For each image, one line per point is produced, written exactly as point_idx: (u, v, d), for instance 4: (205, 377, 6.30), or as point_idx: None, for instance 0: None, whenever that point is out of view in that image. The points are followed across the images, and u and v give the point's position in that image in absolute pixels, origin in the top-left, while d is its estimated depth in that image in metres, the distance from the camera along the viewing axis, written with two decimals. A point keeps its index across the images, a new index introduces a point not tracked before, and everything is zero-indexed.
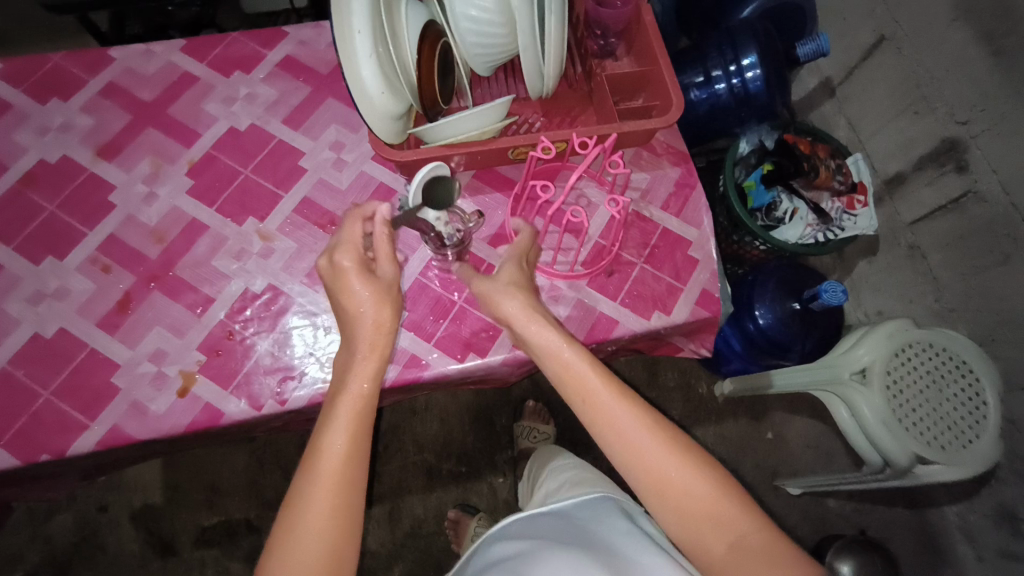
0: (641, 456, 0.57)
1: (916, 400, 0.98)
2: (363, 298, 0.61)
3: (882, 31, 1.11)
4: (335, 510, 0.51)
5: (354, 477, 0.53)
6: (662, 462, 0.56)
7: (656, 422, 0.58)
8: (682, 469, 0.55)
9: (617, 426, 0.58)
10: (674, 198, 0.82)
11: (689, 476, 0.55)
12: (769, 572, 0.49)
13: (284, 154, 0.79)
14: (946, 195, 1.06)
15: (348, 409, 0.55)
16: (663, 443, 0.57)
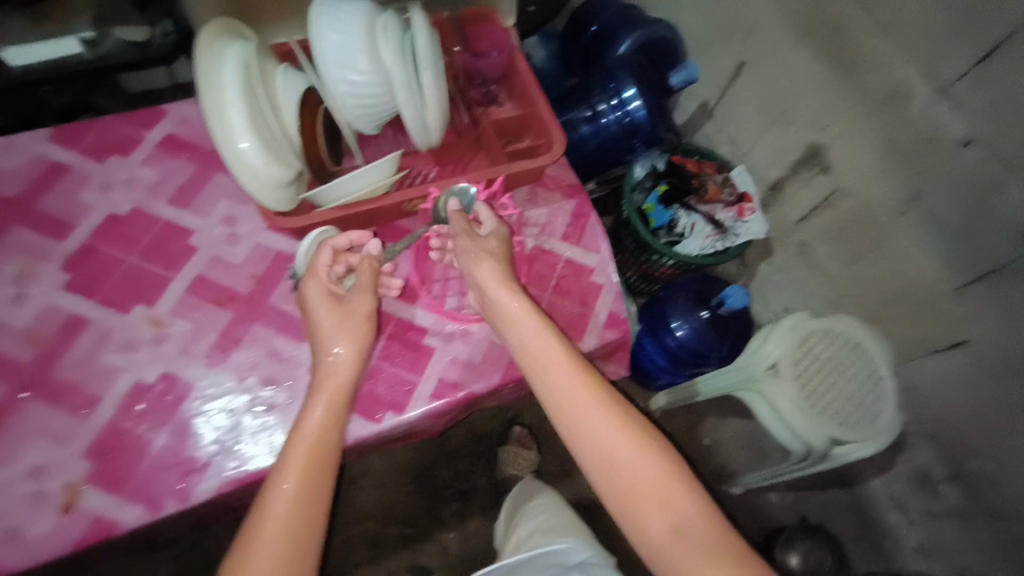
0: (604, 444, 0.64)
1: (823, 386, 1.04)
2: (339, 346, 0.67)
3: (742, 56, 1.24)
4: (291, 551, 0.55)
5: (309, 517, 0.58)
6: (618, 450, 0.63)
7: (624, 416, 0.65)
8: (634, 457, 0.63)
9: (585, 415, 0.66)
10: (572, 228, 0.84)
11: (640, 463, 0.63)
12: (701, 557, 0.56)
13: (172, 235, 0.75)
14: (819, 195, 1.18)
15: (312, 452, 0.61)
16: (628, 433, 0.64)
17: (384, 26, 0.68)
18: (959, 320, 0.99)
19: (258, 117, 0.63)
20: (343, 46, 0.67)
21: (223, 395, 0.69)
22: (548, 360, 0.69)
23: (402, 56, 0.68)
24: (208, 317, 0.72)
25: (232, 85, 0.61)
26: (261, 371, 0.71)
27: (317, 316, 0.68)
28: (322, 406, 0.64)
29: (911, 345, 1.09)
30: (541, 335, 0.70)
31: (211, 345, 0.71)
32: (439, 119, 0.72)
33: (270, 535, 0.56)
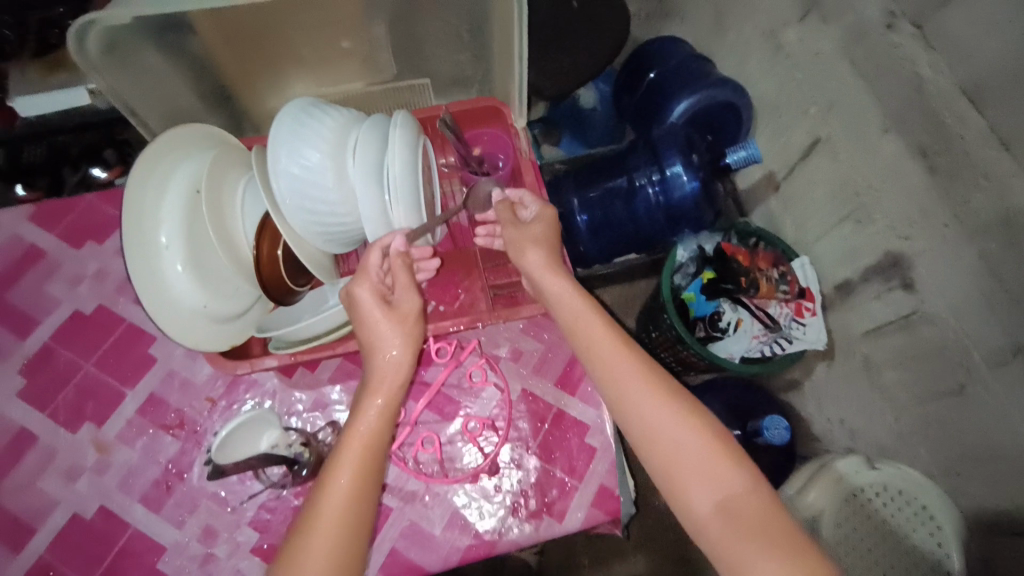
0: (644, 421, 0.62)
1: (869, 556, 0.90)
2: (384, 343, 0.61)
3: (817, 133, 1.04)
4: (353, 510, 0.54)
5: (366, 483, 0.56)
6: (669, 428, 0.61)
7: (667, 393, 0.63)
8: (684, 433, 0.61)
9: (639, 398, 0.63)
10: (572, 372, 0.71)
11: (694, 446, 0.60)
12: (754, 538, 0.55)
13: (131, 341, 0.71)
14: (895, 310, 0.99)
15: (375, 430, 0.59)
16: (672, 409, 0.62)
17: (357, 146, 0.60)
18: None
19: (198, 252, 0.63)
20: (305, 170, 0.58)
21: (163, 537, 0.65)
22: (592, 343, 0.67)
23: (375, 180, 0.59)
24: (159, 444, 0.67)
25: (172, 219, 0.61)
26: (201, 518, 0.65)
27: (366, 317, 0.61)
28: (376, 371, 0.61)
29: (992, 512, 0.88)
30: (586, 315, 0.67)
31: (154, 481, 0.66)
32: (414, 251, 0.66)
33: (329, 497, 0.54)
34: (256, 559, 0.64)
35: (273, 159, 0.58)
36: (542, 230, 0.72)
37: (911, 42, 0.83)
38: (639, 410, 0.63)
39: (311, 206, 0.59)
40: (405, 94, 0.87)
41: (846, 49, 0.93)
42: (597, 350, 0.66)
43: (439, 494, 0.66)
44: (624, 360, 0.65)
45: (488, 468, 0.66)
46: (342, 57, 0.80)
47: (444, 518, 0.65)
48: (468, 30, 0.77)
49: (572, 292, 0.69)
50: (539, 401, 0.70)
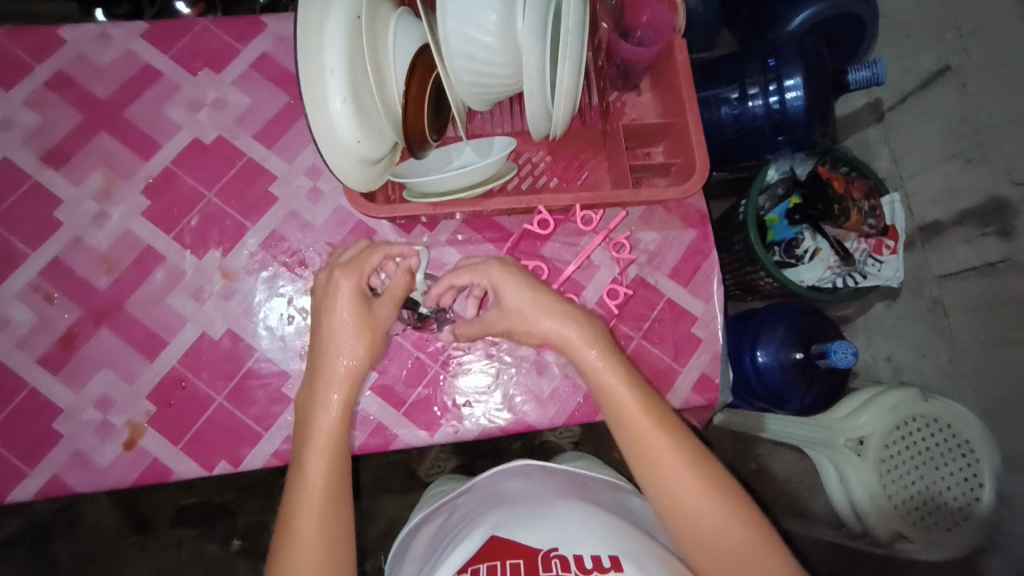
0: (667, 485, 0.56)
1: (906, 479, 0.93)
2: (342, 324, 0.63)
3: (949, 60, 0.99)
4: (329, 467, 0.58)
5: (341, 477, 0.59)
6: (685, 501, 0.55)
7: (694, 461, 0.56)
8: (702, 510, 0.54)
9: (660, 472, 0.56)
10: (687, 263, 0.72)
11: (705, 515, 0.54)
12: None
13: (252, 177, 0.71)
14: (983, 257, 0.98)
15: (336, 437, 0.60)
16: (703, 483, 0.55)
17: None
18: None
19: (360, 82, 0.54)
20: (473, 5, 0.54)
21: (290, 366, 0.68)
22: (621, 399, 0.59)
23: (541, 30, 0.55)
24: (277, 278, 0.69)
25: (335, 45, 0.52)
26: None
27: (336, 308, 0.63)
28: (337, 369, 0.62)
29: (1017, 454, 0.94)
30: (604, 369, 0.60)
31: (280, 316, 0.69)
32: (565, 116, 0.60)
33: (306, 493, 0.57)
34: (376, 397, 0.75)
35: None
36: (518, 290, 0.63)
37: None
38: (647, 473, 0.57)
39: (473, 50, 0.55)
40: None
41: None
42: (623, 409, 0.59)
43: (550, 362, 0.77)
44: (639, 409, 0.59)
45: None
46: None
47: (555, 381, 0.77)
48: None
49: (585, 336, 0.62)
50: (648, 290, 0.71)
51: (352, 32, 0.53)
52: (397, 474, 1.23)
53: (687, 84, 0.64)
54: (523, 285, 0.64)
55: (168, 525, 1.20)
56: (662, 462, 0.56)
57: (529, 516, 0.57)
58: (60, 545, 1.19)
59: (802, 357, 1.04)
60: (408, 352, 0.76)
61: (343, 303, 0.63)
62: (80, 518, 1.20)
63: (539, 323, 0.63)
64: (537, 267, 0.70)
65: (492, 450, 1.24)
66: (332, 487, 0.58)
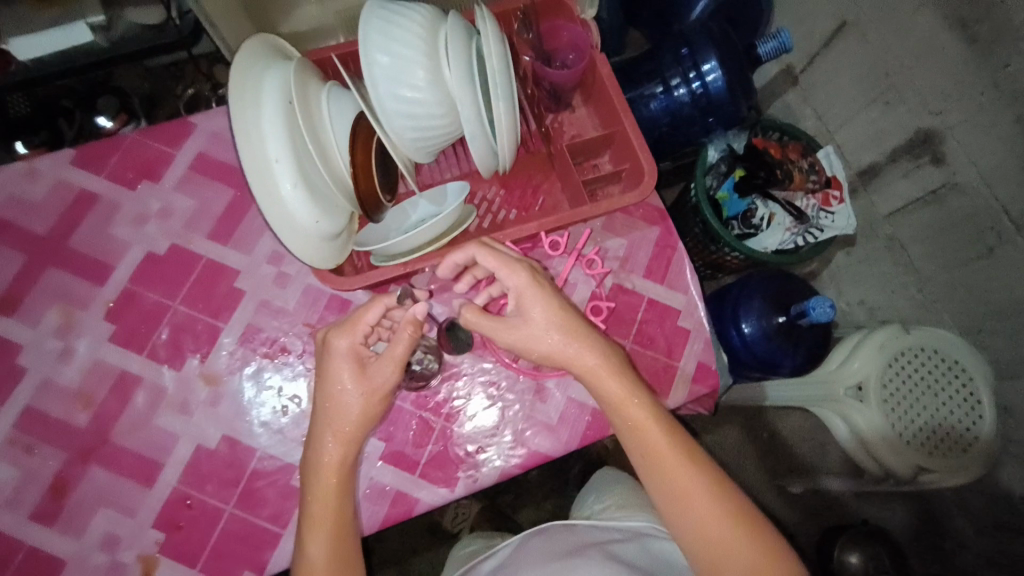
0: (663, 482, 0.61)
1: (912, 414, 0.97)
2: (343, 379, 0.63)
3: (844, 16, 1.05)
4: (338, 536, 0.62)
5: (346, 544, 0.62)
6: (696, 508, 0.59)
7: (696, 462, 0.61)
8: (708, 515, 0.58)
9: (672, 481, 0.60)
10: (656, 260, 0.73)
11: (709, 523, 0.58)
12: None
13: (213, 277, 0.70)
14: (923, 187, 1.03)
15: (332, 508, 0.62)
16: (701, 481, 0.60)
17: (450, 41, 0.56)
18: None
19: (306, 165, 0.55)
20: (400, 67, 0.55)
21: (296, 457, 0.66)
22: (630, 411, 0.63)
23: (470, 77, 0.56)
24: (263, 370, 0.68)
25: (274, 135, 0.52)
26: None
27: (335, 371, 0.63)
28: (335, 443, 0.63)
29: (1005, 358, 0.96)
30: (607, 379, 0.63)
31: (273, 408, 0.67)
32: (511, 149, 0.61)
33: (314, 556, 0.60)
34: (387, 466, 0.74)
35: (369, 57, 0.55)
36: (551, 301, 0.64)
37: None
38: (653, 475, 0.61)
39: (408, 108, 0.56)
40: None
41: None
42: (626, 411, 0.63)
43: (551, 387, 0.77)
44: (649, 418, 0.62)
45: None
46: None
47: (561, 405, 0.77)
48: None
49: (600, 360, 0.64)
50: (627, 294, 0.73)
51: (287, 119, 0.54)
52: (422, 534, 1.20)
53: (618, 94, 0.67)
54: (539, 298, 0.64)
55: None
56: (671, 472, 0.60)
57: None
58: None
59: (786, 319, 1.06)
60: (410, 413, 0.75)
61: (342, 364, 0.63)
62: None
63: (542, 339, 0.64)
64: None
65: (512, 484, 1.21)
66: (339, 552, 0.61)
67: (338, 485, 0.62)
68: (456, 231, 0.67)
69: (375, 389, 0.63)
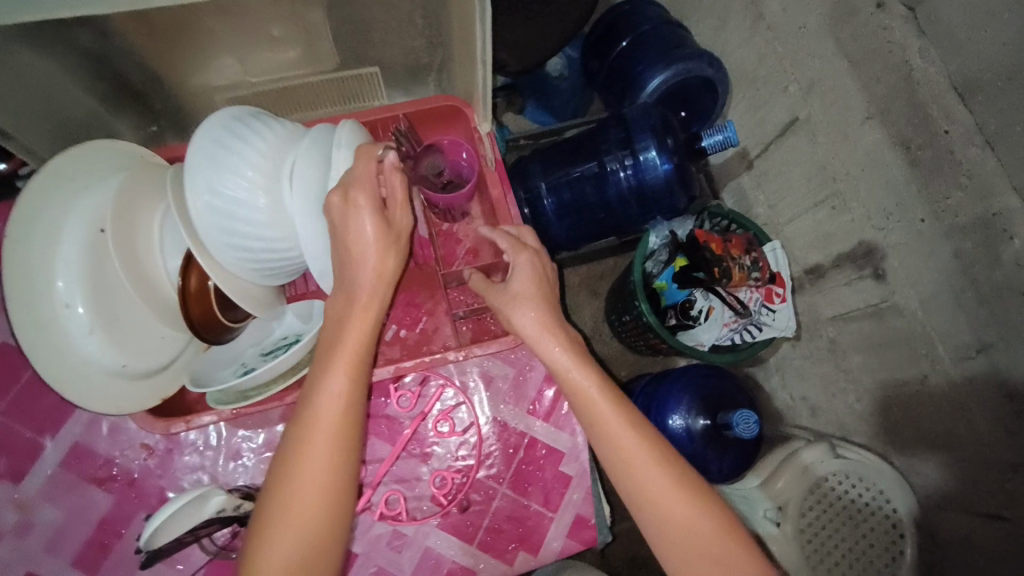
0: (634, 473, 0.59)
1: (834, 549, 0.91)
2: (362, 244, 0.51)
3: (796, 112, 1.00)
4: (332, 472, 0.52)
5: (340, 483, 0.52)
6: (648, 487, 0.59)
7: (673, 467, 0.60)
8: (661, 491, 0.59)
9: (638, 472, 0.59)
10: (544, 398, 0.68)
11: (669, 497, 0.59)
12: None
13: (41, 390, 0.66)
14: (865, 298, 0.98)
15: (332, 439, 0.52)
16: (677, 483, 0.59)
17: (294, 172, 0.52)
18: (1011, 496, 0.78)
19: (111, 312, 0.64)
20: (234, 203, 0.51)
21: None
22: (596, 410, 0.62)
23: (316, 214, 0.52)
24: (85, 498, 0.65)
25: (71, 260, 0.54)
26: None
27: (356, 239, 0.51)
28: (350, 343, 0.53)
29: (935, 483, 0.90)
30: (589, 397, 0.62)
31: (87, 541, 0.64)
32: None
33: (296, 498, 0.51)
34: None
35: (190, 184, 0.50)
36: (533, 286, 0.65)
37: (900, 25, 0.79)
38: (615, 456, 0.61)
39: (244, 243, 0.52)
40: (351, 83, 0.79)
41: (831, 27, 0.88)
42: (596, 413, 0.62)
43: (410, 532, 0.64)
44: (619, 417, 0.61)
45: (462, 504, 0.65)
46: (275, 45, 0.71)
47: (415, 557, 0.64)
48: (421, 17, 0.68)
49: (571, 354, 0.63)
50: (507, 429, 0.67)
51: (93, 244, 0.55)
52: None
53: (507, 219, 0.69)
54: (539, 286, 0.65)
55: None
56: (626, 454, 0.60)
57: None
58: None
59: (708, 425, 1.01)
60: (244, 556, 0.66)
61: (368, 232, 0.51)
62: None
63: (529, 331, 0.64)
64: (381, 430, 0.66)
65: None
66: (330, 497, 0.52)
67: (342, 405, 0.53)
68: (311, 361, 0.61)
69: (385, 266, 0.53)
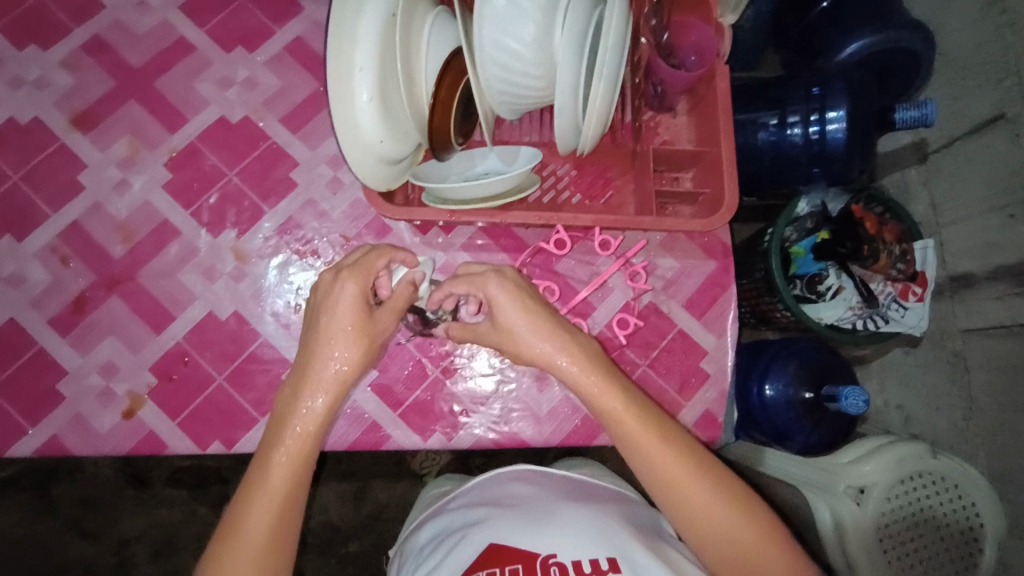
0: (655, 463, 0.60)
1: (910, 543, 0.91)
2: (338, 342, 0.64)
3: (1004, 108, 0.94)
4: (294, 477, 0.60)
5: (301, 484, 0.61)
6: (693, 498, 0.59)
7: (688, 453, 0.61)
8: (698, 504, 0.59)
9: (655, 460, 0.60)
10: (702, 296, 0.78)
11: (689, 484, 0.59)
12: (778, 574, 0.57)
13: (269, 162, 0.75)
14: (1012, 315, 0.95)
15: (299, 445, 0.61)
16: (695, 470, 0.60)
17: (572, 3, 0.54)
18: None
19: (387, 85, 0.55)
20: (512, 18, 0.53)
21: (292, 352, 0.72)
22: (616, 413, 0.62)
23: (577, 53, 0.54)
24: (289, 266, 0.73)
25: (367, 43, 0.52)
26: None
27: (338, 311, 0.64)
28: (311, 411, 0.63)
29: None
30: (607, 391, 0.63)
31: (287, 303, 0.73)
32: (596, 134, 0.59)
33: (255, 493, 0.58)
34: (372, 394, 0.76)
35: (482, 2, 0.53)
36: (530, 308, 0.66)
37: None
38: (637, 456, 0.61)
39: (507, 60, 0.54)
40: None
41: None
42: (616, 416, 0.62)
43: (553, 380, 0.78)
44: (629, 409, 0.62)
45: None
46: None
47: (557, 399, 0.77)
48: None
49: (585, 366, 0.64)
50: (660, 316, 0.77)
51: (384, 31, 0.53)
52: (392, 462, 1.25)
53: (724, 112, 0.67)
54: (527, 306, 0.66)
55: (164, 482, 1.24)
56: (658, 463, 0.60)
57: (534, 525, 0.62)
58: (55, 489, 1.23)
59: (812, 397, 1.01)
60: (410, 354, 0.77)
61: (345, 325, 0.64)
62: (80, 466, 1.24)
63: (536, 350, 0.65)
64: (551, 286, 0.75)
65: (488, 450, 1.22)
66: (290, 501, 0.59)
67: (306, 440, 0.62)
68: (512, 197, 0.65)
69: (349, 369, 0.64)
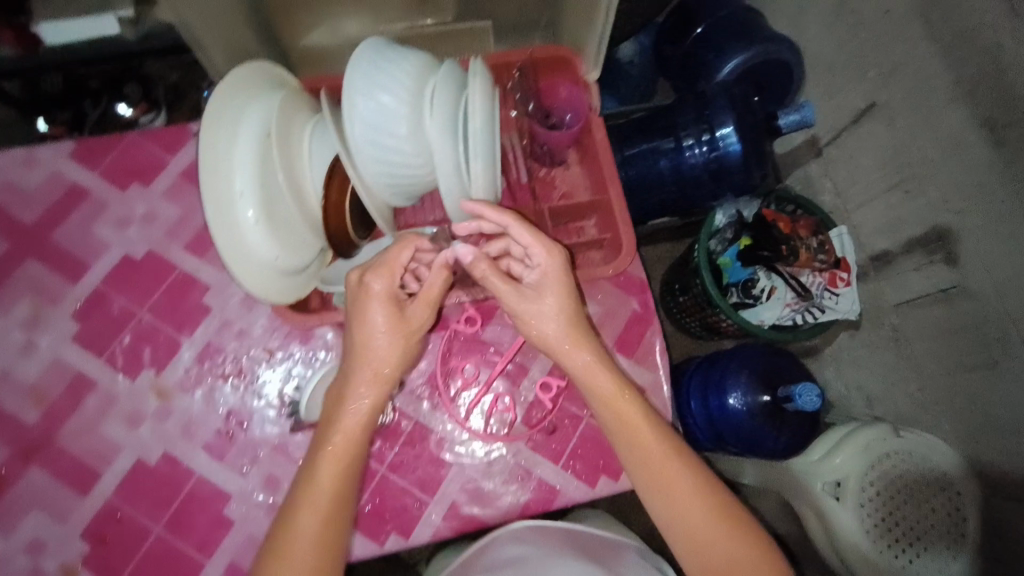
0: (655, 468, 0.65)
1: (897, 525, 0.93)
2: (378, 335, 0.65)
3: (874, 98, 1.02)
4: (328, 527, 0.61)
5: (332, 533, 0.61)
6: (688, 502, 0.64)
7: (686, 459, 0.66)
8: (699, 522, 0.64)
9: (655, 464, 0.65)
10: (629, 338, 0.79)
11: (682, 485, 0.65)
12: None
13: (183, 292, 0.74)
14: (934, 283, 0.99)
15: (336, 483, 0.62)
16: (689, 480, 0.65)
17: (437, 95, 0.57)
18: None
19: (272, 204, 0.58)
20: (382, 117, 0.55)
21: (229, 485, 0.70)
22: (620, 411, 0.67)
23: (451, 143, 0.57)
24: (214, 393, 0.72)
25: (242, 172, 0.56)
26: (263, 468, 0.70)
27: (370, 315, 0.64)
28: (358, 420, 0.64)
29: (998, 470, 0.91)
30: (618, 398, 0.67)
31: (217, 432, 0.71)
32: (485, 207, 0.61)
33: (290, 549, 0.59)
34: None
35: (350, 105, 0.55)
36: (565, 292, 0.68)
37: (995, 7, 0.79)
38: (635, 459, 0.67)
39: (384, 155, 0.57)
40: (466, 40, 0.83)
41: (920, 11, 0.90)
42: (620, 416, 0.67)
43: (500, 451, 0.76)
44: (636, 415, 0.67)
45: (548, 427, 0.77)
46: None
47: (506, 469, 0.75)
48: None
49: (597, 361, 0.68)
50: None
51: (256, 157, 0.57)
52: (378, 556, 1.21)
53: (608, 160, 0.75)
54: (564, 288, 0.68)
55: None
56: (659, 463, 0.65)
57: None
58: None
59: (770, 400, 1.02)
60: None
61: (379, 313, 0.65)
62: None
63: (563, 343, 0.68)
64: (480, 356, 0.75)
65: None
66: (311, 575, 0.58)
67: (345, 456, 0.63)
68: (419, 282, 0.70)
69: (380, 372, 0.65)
